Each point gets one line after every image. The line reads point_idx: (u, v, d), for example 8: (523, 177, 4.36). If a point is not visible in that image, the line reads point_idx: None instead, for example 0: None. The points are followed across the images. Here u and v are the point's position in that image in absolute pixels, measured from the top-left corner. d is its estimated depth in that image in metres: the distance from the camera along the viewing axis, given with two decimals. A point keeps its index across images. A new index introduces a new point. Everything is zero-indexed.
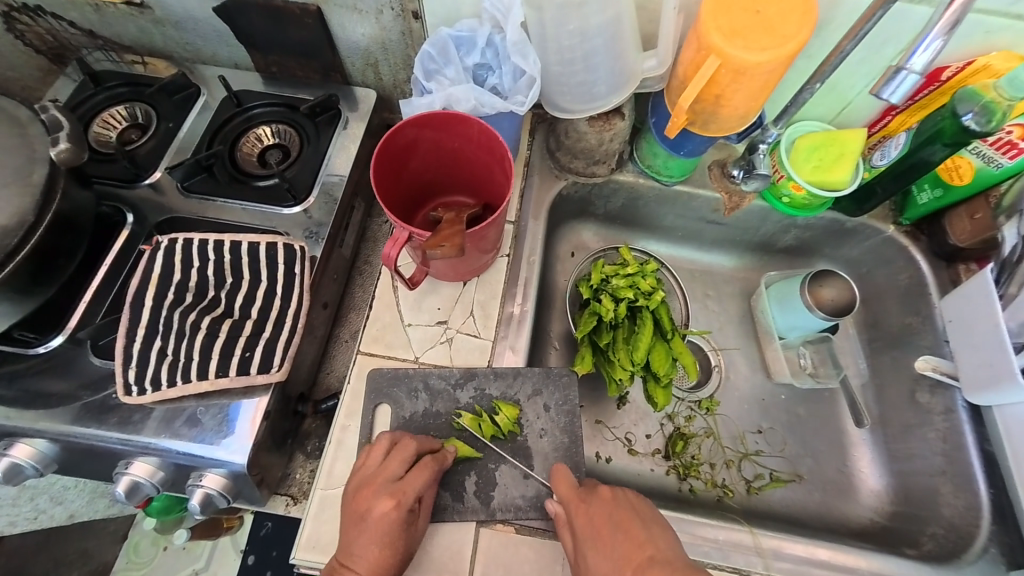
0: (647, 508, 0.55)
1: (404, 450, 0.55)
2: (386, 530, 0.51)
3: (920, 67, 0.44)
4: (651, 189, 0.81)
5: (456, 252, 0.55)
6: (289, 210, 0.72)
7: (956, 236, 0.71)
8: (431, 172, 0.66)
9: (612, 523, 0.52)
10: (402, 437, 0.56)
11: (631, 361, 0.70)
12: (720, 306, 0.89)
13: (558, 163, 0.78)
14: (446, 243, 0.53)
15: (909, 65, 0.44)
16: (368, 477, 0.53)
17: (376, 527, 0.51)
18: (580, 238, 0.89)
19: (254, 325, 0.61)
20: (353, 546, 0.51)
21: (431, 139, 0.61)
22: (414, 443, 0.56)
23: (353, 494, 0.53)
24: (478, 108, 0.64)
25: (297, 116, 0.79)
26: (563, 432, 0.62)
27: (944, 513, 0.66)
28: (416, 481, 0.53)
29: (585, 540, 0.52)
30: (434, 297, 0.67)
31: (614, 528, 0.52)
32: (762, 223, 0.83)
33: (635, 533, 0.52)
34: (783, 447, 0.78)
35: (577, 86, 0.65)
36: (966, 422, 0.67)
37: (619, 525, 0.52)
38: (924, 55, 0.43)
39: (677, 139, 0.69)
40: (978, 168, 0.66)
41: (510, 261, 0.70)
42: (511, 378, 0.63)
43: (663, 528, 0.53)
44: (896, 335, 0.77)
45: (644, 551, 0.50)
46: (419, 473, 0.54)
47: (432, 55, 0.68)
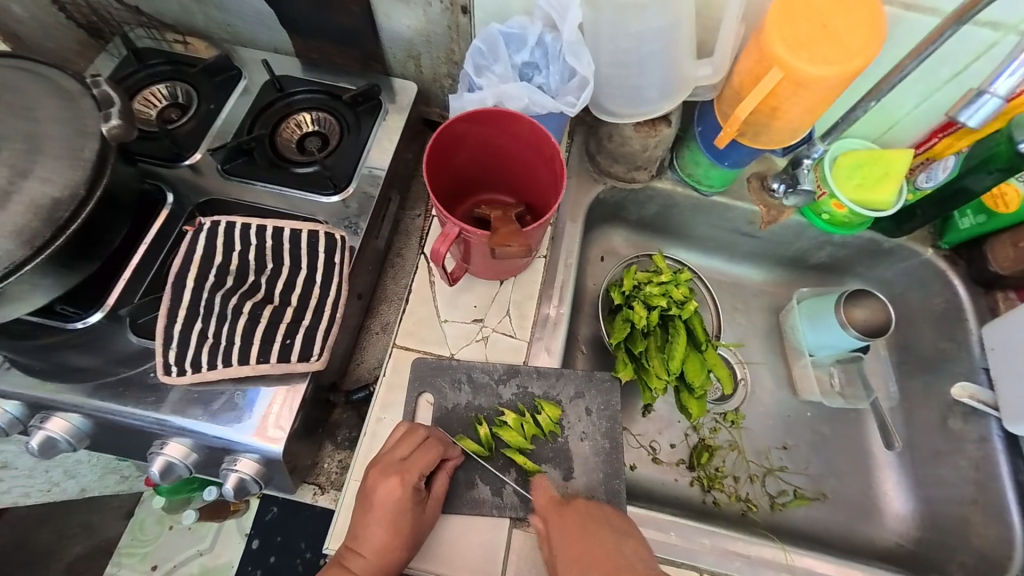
0: (624, 521, 0.55)
1: (408, 435, 0.55)
2: (390, 509, 0.52)
3: (1004, 91, 0.44)
4: (689, 198, 0.81)
5: (522, 252, 0.54)
6: (327, 199, 0.71)
7: (997, 263, 0.72)
8: (473, 168, 0.66)
9: (583, 532, 0.53)
10: (409, 422, 0.57)
11: (666, 370, 0.70)
12: (748, 319, 0.89)
13: (598, 166, 0.78)
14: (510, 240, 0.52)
15: (992, 89, 0.45)
16: (378, 456, 0.55)
17: (381, 507, 0.52)
18: (611, 242, 0.89)
19: (293, 312, 0.60)
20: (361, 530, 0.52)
21: (479, 135, 0.61)
22: (422, 428, 0.56)
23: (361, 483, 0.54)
24: (529, 107, 0.64)
25: (338, 105, 0.79)
26: (604, 437, 0.61)
27: (975, 543, 0.66)
28: (421, 461, 0.53)
29: (559, 553, 0.52)
30: (471, 295, 0.67)
31: (583, 541, 0.52)
32: (798, 239, 0.84)
33: (600, 542, 0.52)
34: (807, 465, 0.77)
35: (629, 90, 0.65)
36: (1001, 452, 0.67)
37: (587, 537, 0.53)
38: (1008, 80, 0.44)
39: (724, 149, 0.69)
40: None
41: (547, 262, 0.70)
42: (553, 378, 0.63)
43: (636, 540, 0.53)
44: (930, 360, 0.77)
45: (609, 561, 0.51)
46: (422, 455, 0.54)
47: (483, 51, 0.68)
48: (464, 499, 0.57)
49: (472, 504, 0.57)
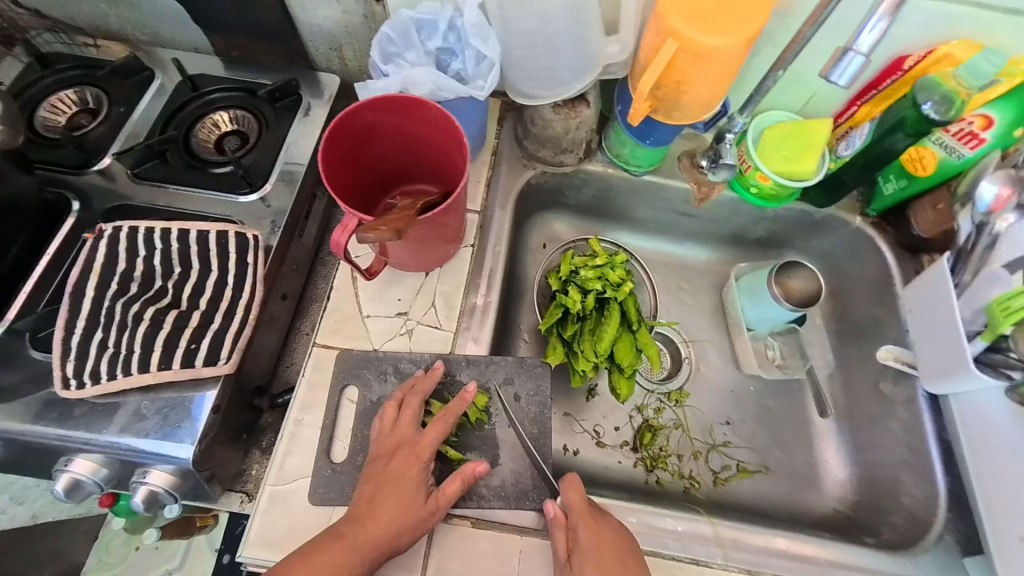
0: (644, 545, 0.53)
1: (413, 400, 0.57)
2: (402, 479, 0.52)
3: (867, 48, 0.44)
4: (622, 179, 0.80)
5: (393, 235, 0.52)
6: (245, 198, 0.69)
7: (921, 228, 0.72)
8: (392, 159, 0.64)
9: (616, 548, 0.51)
10: (410, 386, 0.59)
11: (595, 352, 0.69)
12: (693, 299, 0.89)
13: (527, 151, 0.77)
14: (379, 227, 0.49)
15: (856, 46, 0.45)
16: (386, 433, 0.55)
17: (399, 471, 0.52)
18: (553, 229, 0.88)
19: (202, 315, 0.58)
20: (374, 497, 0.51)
21: (392, 124, 0.59)
22: (420, 395, 0.57)
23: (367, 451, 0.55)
24: (437, 93, 0.60)
25: (256, 101, 0.77)
26: (532, 422, 0.60)
27: (904, 502, 0.65)
28: (432, 433, 0.55)
29: (587, 558, 0.49)
30: (396, 288, 0.65)
31: (614, 558, 0.50)
32: (735, 215, 0.84)
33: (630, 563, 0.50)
34: (751, 439, 0.77)
35: (540, 71, 0.64)
36: (926, 411, 0.66)
37: (614, 557, 0.50)
38: (870, 36, 0.44)
39: (642, 126, 0.68)
40: (941, 160, 0.66)
41: (474, 251, 0.69)
42: (483, 366, 0.62)
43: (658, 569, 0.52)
44: (864, 326, 0.77)
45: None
46: (438, 426, 0.55)
47: (392, 38, 0.66)
48: None
49: None
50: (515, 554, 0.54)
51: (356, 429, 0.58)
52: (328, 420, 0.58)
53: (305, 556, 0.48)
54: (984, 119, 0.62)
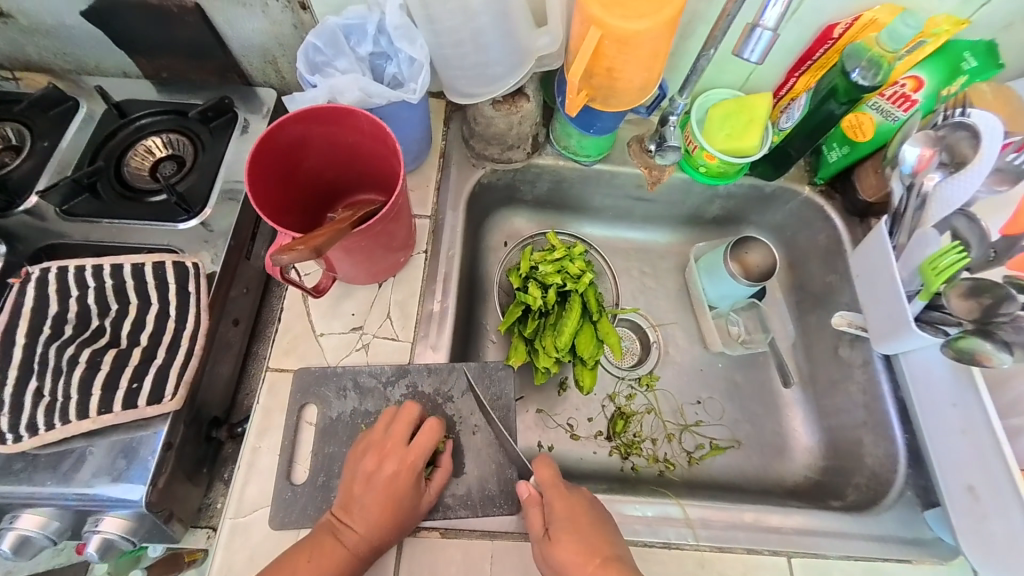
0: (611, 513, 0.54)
1: (405, 412, 0.55)
2: (393, 488, 0.51)
3: (771, 22, 0.47)
4: (573, 170, 0.80)
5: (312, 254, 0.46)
6: (185, 224, 0.66)
7: (865, 194, 0.74)
8: (330, 171, 0.61)
9: (587, 515, 0.52)
10: (408, 402, 0.57)
11: (557, 347, 0.69)
12: (657, 282, 0.89)
13: (474, 150, 0.76)
14: (300, 243, 0.46)
15: (763, 22, 0.48)
16: (376, 441, 0.54)
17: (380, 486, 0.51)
18: (513, 225, 0.87)
19: (144, 351, 0.56)
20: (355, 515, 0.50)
21: (323, 135, 0.57)
22: (416, 407, 0.56)
23: (354, 458, 0.54)
24: (366, 100, 0.58)
25: (189, 122, 0.74)
26: (497, 427, 0.59)
27: (867, 462, 0.66)
28: (424, 444, 0.54)
29: (560, 528, 0.50)
30: (348, 302, 0.64)
31: (583, 525, 0.51)
32: (689, 195, 0.84)
33: (599, 528, 0.51)
34: (722, 415, 0.78)
35: (472, 69, 0.63)
36: (882, 371, 0.68)
37: (583, 525, 0.51)
38: (774, 10, 0.47)
39: (585, 117, 0.68)
40: (879, 123, 0.68)
41: (427, 257, 0.68)
42: (445, 373, 0.61)
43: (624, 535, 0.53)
44: (821, 294, 0.79)
45: (608, 545, 0.50)
46: (427, 439, 0.54)
47: (319, 47, 0.64)
48: None
49: None
50: (487, 559, 0.53)
51: (316, 450, 0.57)
52: (286, 445, 0.57)
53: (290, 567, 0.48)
54: (915, 81, 0.64)
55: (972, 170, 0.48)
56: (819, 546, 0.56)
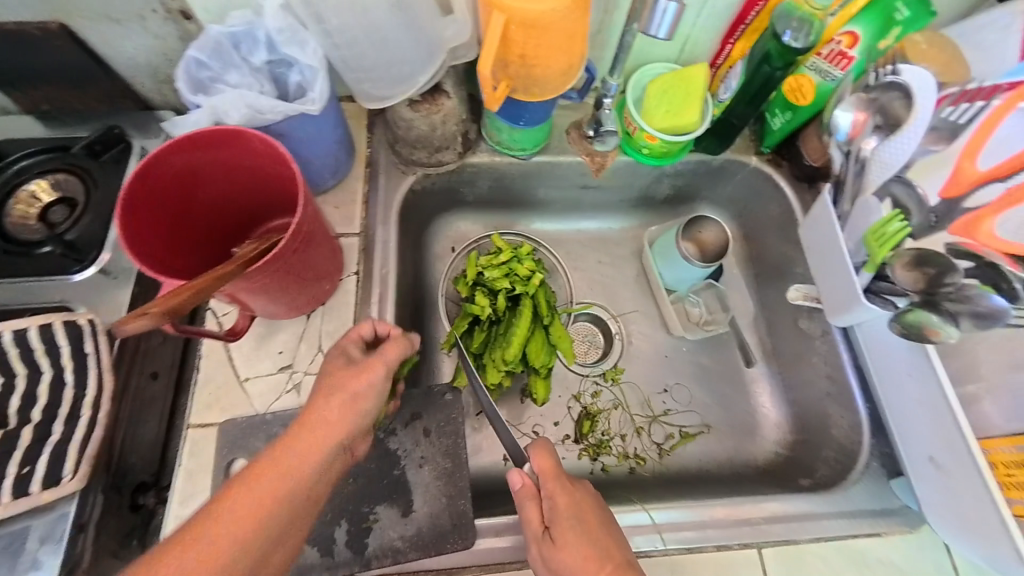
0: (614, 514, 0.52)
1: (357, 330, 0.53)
2: (331, 386, 0.48)
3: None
4: (511, 165, 0.75)
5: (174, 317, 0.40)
6: (79, 275, 0.60)
7: (811, 157, 0.72)
8: (234, 198, 0.55)
9: (590, 514, 0.50)
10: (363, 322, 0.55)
11: (506, 361, 0.65)
12: (615, 271, 0.86)
13: (401, 156, 0.70)
14: (151, 306, 0.42)
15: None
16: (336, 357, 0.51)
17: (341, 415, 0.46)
18: (459, 229, 0.82)
19: (37, 429, 0.50)
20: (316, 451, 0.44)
21: (212, 161, 0.51)
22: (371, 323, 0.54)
23: (313, 387, 0.49)
24: (257, 117, 0.51)
25: (74, 158, 0.65)
26: (445, 457, 0.54)
27: (834, 434, 0.66)
28: (387, 355, 0.50)
29: (562, 529, 0.48)
30: (274, 340, 0.59)
31: (585, 525, 0.49)
32: (636, 178, 0.80)
33: (603, 531, 0.49)
34: (690, 401, 0.76)
35: (377, 70, 0.56)
36: (841, 341, 0.67)
37: (586, 525, 0.49)
38: None
39: (512, 110, 0.63)
40: (818, 84, 0.64)
41: (359, 278, 0.64)
42: (385, 407, 0.56)
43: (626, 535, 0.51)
44: (778, 266, 0.77)
45: (612, 547, 0.48)
46: (394, 346, 0.51)
47: (203, 61, 0.56)
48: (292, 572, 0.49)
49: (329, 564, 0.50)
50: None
51: None
52: None
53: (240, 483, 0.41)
54: (852, 37, 0.59)
55: (906, 133, 0.46)
56: (788, 533, 0.55)
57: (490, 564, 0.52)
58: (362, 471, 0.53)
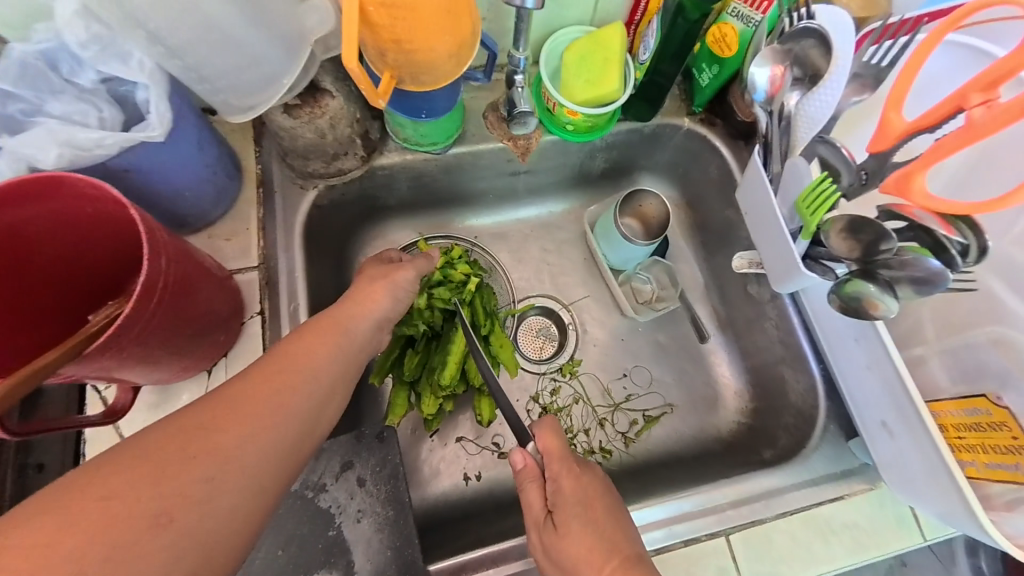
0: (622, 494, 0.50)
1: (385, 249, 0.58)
2: (364, 286, 0.50)
3: None
4: (426, 163, 0.68)
5: None
6: None
7: (743, 114, 0.67)
8: (89, 253, 0.46)
9: (598, 501, 0.48)
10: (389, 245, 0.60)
11: (442, 389, 0.61)
12: (559, 258, 0.81)
13: (296, 170, 0.61)
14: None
15: None
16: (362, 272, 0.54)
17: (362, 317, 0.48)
18: (386, 237, 0.75)
19: None
20: (334, 345, 0.44)
21: (42, 216, 0.42)
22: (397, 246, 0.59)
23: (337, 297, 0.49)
24: (82, 155, 0.42)
25: None
26: (385, 504, 0.50)
27: (792, 399, 0.64)
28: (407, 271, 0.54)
29: (566, 515, 0.47)
30: (174, 407, 0.53)
31: (588, 512, 0.47)
32: (566, 157, 0.74)
33: (610, 518, 0.47)
34: (650, 383, 0.74)
35: (233, 78, 0.47)
36: (789, 303, 0.64)
37: (589, 513, 0.47)
38: None
39: (409, 102, 0.56)
40: (741, 33, 0.58)
41: (265, 318, 0.57)
42: (311, 461, 0.50)
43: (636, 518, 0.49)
44: (723, 231, 0.73)
45: (619, 536, 0.46)
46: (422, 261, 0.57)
47: (11, 92, 0.46)
48: None
49: None
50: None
51: None
52: None
53: (246, 378, 0.38)
54: None
55: (829, 82, 0.42)
56: (752, 513, 0.54)
57: None
58: (293, 536, 0.48)
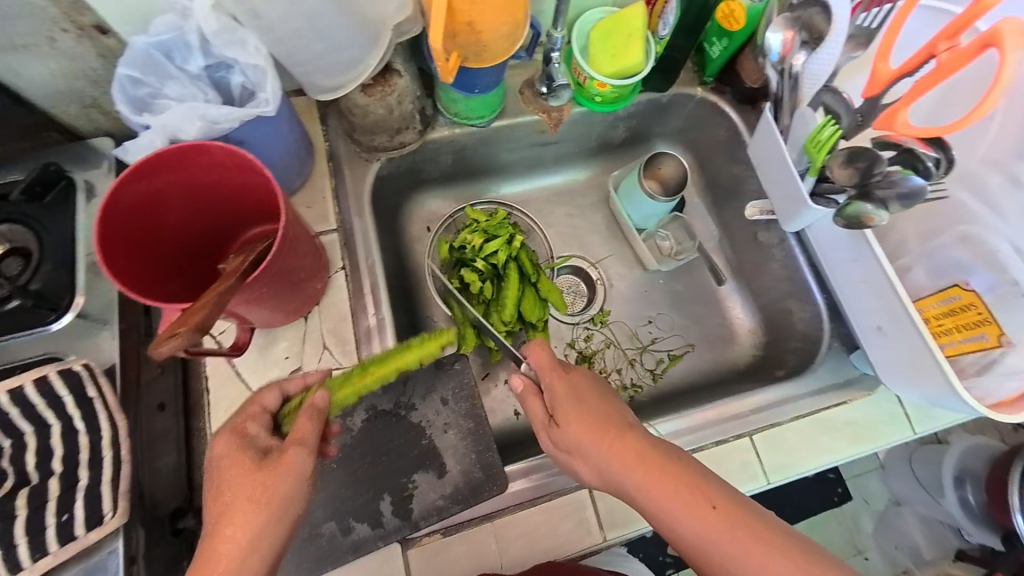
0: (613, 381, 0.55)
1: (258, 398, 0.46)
2: (234, 471, 0.41)
3: None
4: (471, 135, 0.76)
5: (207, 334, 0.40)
6: (57, 323, 0.57)
7: (749, 80, 0.76)
8: (202, 215, 0.54)
9: (590, 388, 0.52)
10: (260, 390, 0.47)
11: (506, 320, 0.71)
12: (584, 222, 0.90)
13: (362, 145, 0.70)
14: (179, 327, 0.38)
15: None
16: (230, 452, 0.42)
17: (277, 512, 0.41)
18: (430, 207, 0.83)
19: (62, 479, 0.49)
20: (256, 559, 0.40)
21: (175, 183, 0.49)
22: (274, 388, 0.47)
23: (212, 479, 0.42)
24: (213, 127, 0.50)
25: (10, 206, 0.60)
26: (466, 419, 0.58)
27: (798, 327, 0.75)
28: (297, 454, 0.42)
29: (564, 404, 0.51)
30: (277, 347, 0.60)
31: (585, 397, 0.51)
32: (590, 126, 0.83)
33: (606, 399, 0.51)
34: (672, 326, 0.84)
35: (327, 59, 0.55)
36: (795, 245, 0.74)
37: (586, 396, 0.51)
38: None
39: (464, 79, 0.63)
40: (746, 8, 0.67)
41: (348, 272, 0.65)
42: (400, 386, 0.59)
43: None
44: (732, 187, 0.83)
45: (616, 412, 0.50)
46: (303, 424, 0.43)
47: (137, 78, 0.54)
48: (345, 547, 0.53)
49: (380, 536, 0.53)
50: (490, 540, 0.55)
51: None
52: None
53: None
54: None
55: (828, 43, 0.51)
56: (772, 418, 0.64)
57: (526, 500, 0.57)
58: (392, 446, 0.57)
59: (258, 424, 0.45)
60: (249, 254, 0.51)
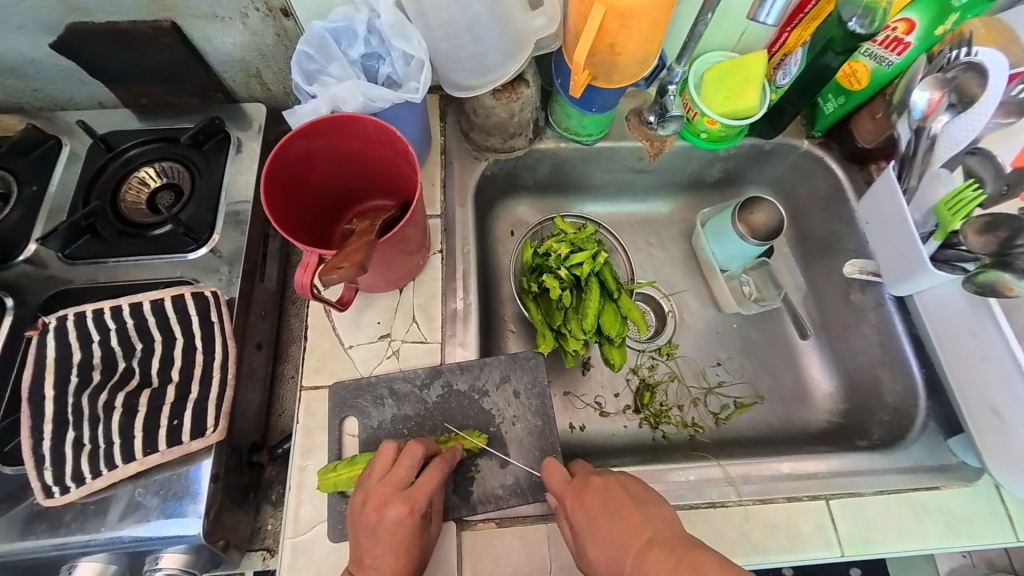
0: (639, 486, 0.52)
1: (407, 453, 0.52)
2: (400, 538, 0.48)
3: None
4: (574, 151, 0.79)
5: (360, 271, 0.46)
6: (194, 253, 0.65)
7: (863, 139, 0.75)
8: (338, 179, 0.60)
9: (607, 508, 0.49)
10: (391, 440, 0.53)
11: (583, 329, 0.71)
12: (664, 252, 0.90)
13: (475, 143, 0.75)
14: (344, 262, 0.45)
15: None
16: (374, 488, 0.50)
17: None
18: (518, 213, 0.87)
19: (177, 388, 0.57)
20: None
21: (326, 146, 0.55)
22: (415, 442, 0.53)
23: (360, 524, 0.49)
24: (370, 105, 0.57)
25: (181, 149, 0.70)
26: (535, 416, 0.60)
27: (888, 399, 0.70)
28: (427, 485, 0.50)
29: (585, 531, 0.49)
30: (371, 311, 0.64)
31: (604, 518, 0.48)
32: (688, 161, 0.85)
33: (628, 516, 0.48)
34: (742, 372, 0.81)
35: (471, 60, 0.61)
36: (894, 312, 0.71)
37: (608, 515, 0.49)
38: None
39: (585, 96, 0.67)
40: (872, 70, 0.67)
41: (444, 256, 0.68)
42: (477, 369, 0.61)
43: (658, 506, 0.50)
44: (826, 242, 0.80)
45: (640, 534, 0.47)
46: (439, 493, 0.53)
47: (310, 55, 0.61)
48: None
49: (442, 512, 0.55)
50: (545, 541, 0.55)
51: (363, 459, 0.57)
52: (333, 458, 0.57)
53: None
54: (907, 24, 0.62)
55: (977, 109, 0.55)
56: (850, 485, 0.61)
57: None
58: (463, 426, 0.59)
59: (402, 481, 0.50)
60: (374, 219, 0.56)
